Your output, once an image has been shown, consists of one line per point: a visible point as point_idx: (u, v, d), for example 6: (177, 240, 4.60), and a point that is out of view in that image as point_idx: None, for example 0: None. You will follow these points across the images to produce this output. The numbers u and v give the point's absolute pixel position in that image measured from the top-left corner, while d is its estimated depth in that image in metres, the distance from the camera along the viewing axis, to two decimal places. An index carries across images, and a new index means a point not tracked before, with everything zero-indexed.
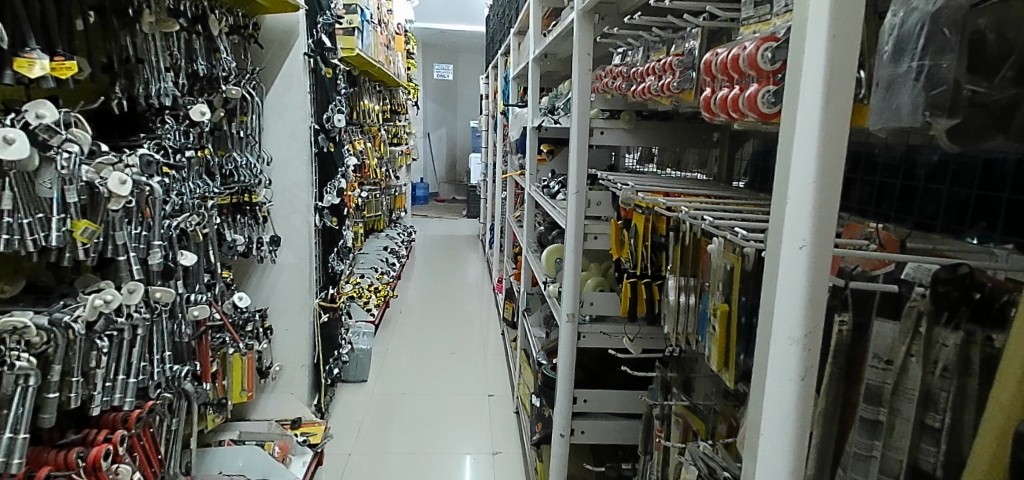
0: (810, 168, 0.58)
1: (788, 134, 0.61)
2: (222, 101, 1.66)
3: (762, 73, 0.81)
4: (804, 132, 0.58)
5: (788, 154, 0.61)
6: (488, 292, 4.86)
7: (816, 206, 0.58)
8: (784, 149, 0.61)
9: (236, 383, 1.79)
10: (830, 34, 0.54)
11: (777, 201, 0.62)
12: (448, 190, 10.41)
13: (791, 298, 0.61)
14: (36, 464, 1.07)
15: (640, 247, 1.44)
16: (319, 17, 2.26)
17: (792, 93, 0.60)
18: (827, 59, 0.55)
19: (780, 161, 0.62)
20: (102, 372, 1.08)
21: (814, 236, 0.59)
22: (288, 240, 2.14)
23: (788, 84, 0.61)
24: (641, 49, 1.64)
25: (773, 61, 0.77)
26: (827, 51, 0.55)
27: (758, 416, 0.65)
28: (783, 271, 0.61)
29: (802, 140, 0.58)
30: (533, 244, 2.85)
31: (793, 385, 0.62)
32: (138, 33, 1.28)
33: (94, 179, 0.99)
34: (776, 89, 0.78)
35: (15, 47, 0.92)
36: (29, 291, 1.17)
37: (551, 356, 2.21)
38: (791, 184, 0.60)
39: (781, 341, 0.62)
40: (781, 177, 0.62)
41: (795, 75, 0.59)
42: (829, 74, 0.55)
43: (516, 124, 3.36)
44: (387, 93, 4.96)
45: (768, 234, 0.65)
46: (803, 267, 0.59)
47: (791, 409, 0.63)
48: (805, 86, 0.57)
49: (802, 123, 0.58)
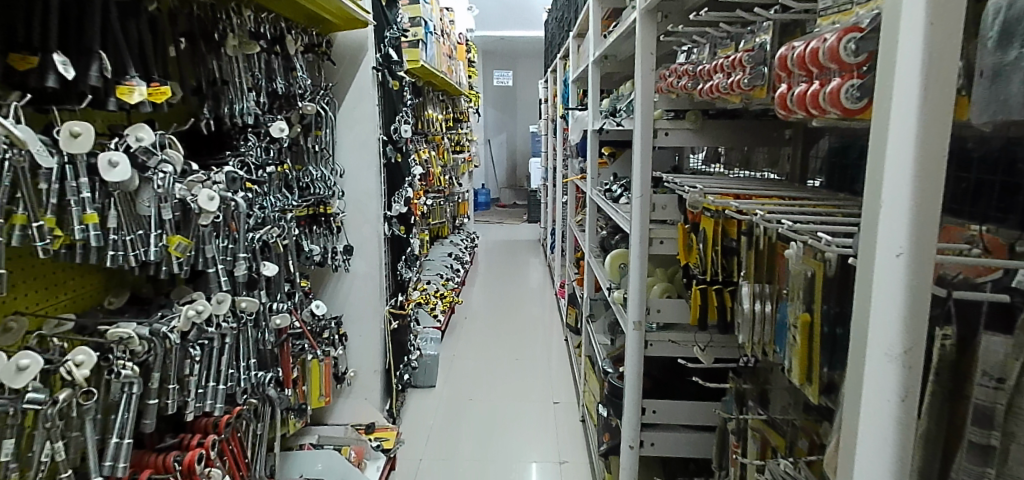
0: (907, 167, 0.52)
1: (882, 130, 0.56)
2: (299, 118, 1.73)
3: (844, 68, 0.76)
4: (900, 131, 0.53)
5: (882, 152, 0.56)
6: (551, 297, 4.83)
7: (914, 209, 0.52)
8: (876, 148, 0.56)
9: (314, 389, 1.83)
10: (928, 21, 0.49)
11: (871, 205, 0.57)
12: (509, 196, 10.48)
13: (888, 313, 0.55)
14: (139, 466, 1.14)
15: (709, 252, 1.37)
16: (386, 32, 2.30)
17: (886, 86, 0.55)
18: (925, 49, 0.50)
19: (872, 162, 0.57)
20: (195, 379, 1.14)
21: (913, 242, 0.53)
22: (360, 249, 2.20)
23: (878, 78, 0.56)
24: (708, 45, 1.58)
25: (856, 54, 0.73)
26: (924, 41, 0.50)
27: (852, 440, 0.60)
28: (877, 281, 0.56)
29: (896, 137, 0.53)
30: (596, 250, 2.80)
31: (893, 405, 0.56)
32: (223, 56, 1.35)
33: (186, 196, 1.05)
34: (861, 83, 0.73)
35: (117, 75, 0.97)
36: (132, 302, 1.26)
37: (617, 364, 2.16)
38: (885, 184, 0.55)
39: (877, 356, 0.56)
40: (873, 179, 0.57)
41: (888, 66, 0.54)
42: (927, 65, 0.50)
43: (576, 127, 3.32)
44: (449, 102, 5.04)
45: (860, 242, 0.60)
46: (902, 275, 0.54)
47: (890, 433, 0.57)
48: (900, 80, 0.53)
49: (896, 119, 0.53)
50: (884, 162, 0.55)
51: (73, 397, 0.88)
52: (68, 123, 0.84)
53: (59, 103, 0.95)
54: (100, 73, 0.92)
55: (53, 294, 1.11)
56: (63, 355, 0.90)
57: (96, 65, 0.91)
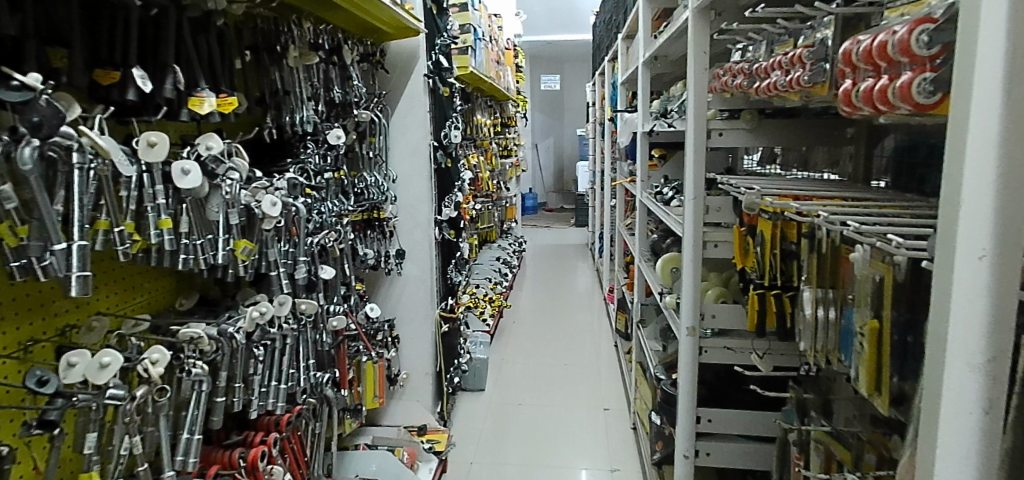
0: (990, 164, 0.48)
1: (961, 125, 0.52)
2: (354, 125, 1.79)
3: (916, 60, 0.71)
4: (981, 125, 0.49)
5: (961, 148, 0.52)
6: (600, 302, 4.78)
7: (999, 208, 0.48)
8: (956, 144, 0.52)
9: (368, 391, 1.86)
10: (1011, 7, 0.46)
11: (950, 204, 0.53)
12: (556, 200, 10.44)
13: (969, 319, 0.51)
14: (207, 462, 1.19)
15: (767, 256, 1.31)
16: (437, 39, 2.33)
17: (964, 78, 0.51)
18: (1007, 37, 0.46)
19: (950, 158, 0.54)
20: (258, 378, 1.18)
21: (997, 244, 0.49)
22: (411, 253, 2.23)
23: (955, 69, 0.52)
24: (764, 42, 1.53)
25: (929, 46, 0.68)
26: (1007, 28, 0.46)
27: (930, 455, 0.56)
28: (957, 285, 0.52)
29: (976, 132, 0.49)
30: (646, 253, 2.75)
31: (976, 419, 0.51)
32: (285, 67, 1.39)
33: (252, 202, 1.09)
34: (934, 76, 0.68)
35: (190, 88, 1.02)
36: (201, 303, 1.33)
37: (670, 370, 2.11)
38: (965, 182, 0.51)
39: (958, 365, 0.52)
40: (953, 176, 0.53)
41: (966, 57, 0.51)
42: (1011, 53, 0.46)
43: (625, 129, 3.28)
44: (498, 107, 5.08)
45: (938, 244, 0.56)
46: (985, 280, 0.50)
47: (973, 449, 0.52)
48: (980, 72, 0.49)
49: (976, 113, 0.49)
50: (964, 159, 0.51)
51: (149, 394, 0.92)
52: (145, 134, 0.88)
53: (137, 115, 0.98)
54: (174, 86, 0.97)
55: (130, 296, 1.17)
56: (140, 354, 0.95)
57: (171, 78, 0.96)
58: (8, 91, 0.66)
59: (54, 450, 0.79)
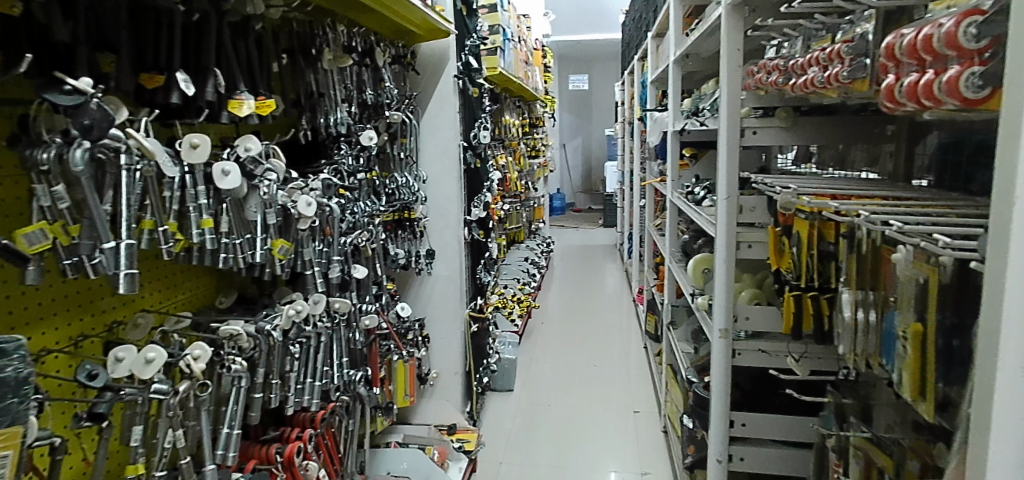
0: None
1: (1014, 118, 0.49)
2: (386, 126, 1.81)
3: (964, 54, 0.68)
4: None
5: (1016, 142, 0.49)
6: (629, 304, 4.73)
7: None
8: (1009, 139, 0.50)
9: (399, 389, 1.88)
10: None
11: (1003, 201, 0.51)
12: (585, 200, 10.38)
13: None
14: (246, 457, 1.23)
15: (803, 257, 1.27)
16: (467, 40, 2.34)
17: (1017, 69, 0.49)
18: None
19: (1003, 153, 0.51)
20: (294, 375, 1.20)
21: None
22: (442, 253, 2.24)
23: (1008, 60, 0.50)
24: (800, 38, 1.49)
25: (978, 40, 0.64)
26: None
27: (982, 463, 0.54)
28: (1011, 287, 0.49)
29: None
30: (677, 254, 2.71)
31: None
32: (320, 69, 1.42)
33: (288, 202, 1.11)
34: (983, 70, 0.65)
35: (230, 91, 1.05)
36: (240, 301, 1.36)
37: (702, 373, 2.07)
38: (1019, 178, 0.49)
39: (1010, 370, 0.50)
40: (1005, 172, 0.51)
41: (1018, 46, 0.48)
42: None
43: (655, 129, 3.24)
44: (526, 107, 5.08)
45: (989, 242, 0.53)
46: None
47: None
48: None
49: None
50: (1018, 154, 0.49)
51: (191, 389, 0.95)
52: (188, 135, 0.91)
53: (181, 118, 1.02)
54: (215, 88, 0.99)
55: (173, 294, 1.20)
56: (183, 351, 0.97)
57: (212, 81, 0.99)
58: (60, 96, 0.69)
59: (102, 442, 0.82)
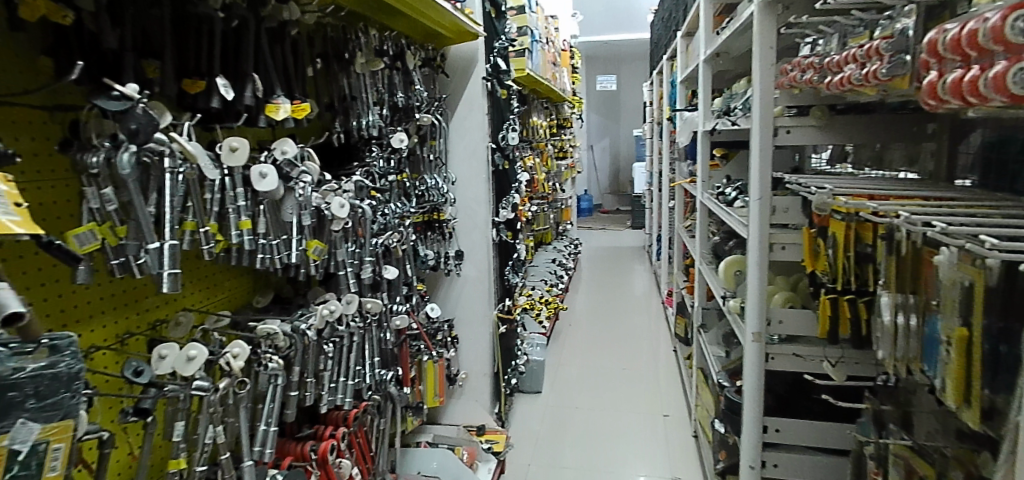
0: None
1: None
2: (416, 128, 1.83)
3: (1010, 50, 0.65)
4: None
5: None
6: (657, 306, 4.68)
7: None
8: None
9: (429, 389, 1.89)
10: None
11: None
12: (612, 201, 10.30)
13: None
14: (283, 453, 1.26)
15: (840, 259, 1.23)
16: (495, 42, 2.35)
17: None
18: None
19: None
20: (328, 374, 1.22)
21: None
22: (470, 255, 2.25)
23: None
24: (836, 35, 1.45)
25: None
26: None
27: None
28: None
29: None
30: (707, 256, 2.67)
31: None
32: (353, 73, 1.44)
33: (322, 204, 1.13)
34: None
35: (267, 95, 1.07)
36: (275, 301, 1.39)
37: (734, 377, 2.03)
38: None
39: None
40: None
41: None
42: None
43: (685, 129, 3.20)
44: (553, 109, 5.07)
45: None
46: None
47: None
48: None
49: None
50: None
51: (231, 386, 0.97)
52: (227, 139, 0.93)
53: (221, 122, 1.04)
54: (254, 93, 1.02)
55: (213, 294, 1.24)
56: (222, 349, 1.00)
57: (251, 86, 1.01)
58: (109, 101, 0.73)
59: (147, 436, 0.84)
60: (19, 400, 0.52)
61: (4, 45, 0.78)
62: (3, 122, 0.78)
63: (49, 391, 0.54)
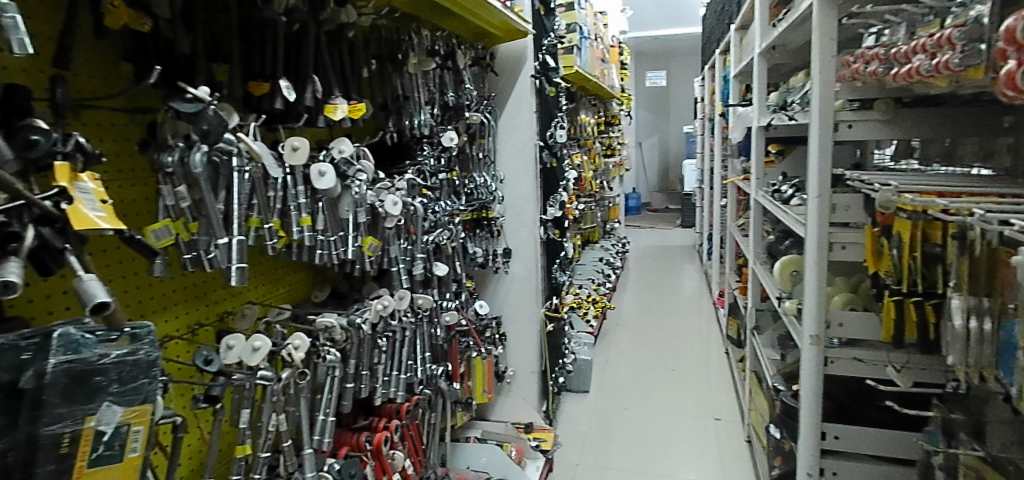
0: None
1: None
2: (465, 127, 1.85)
3: None
4: None
5: None
6: (708, 307, 4.56)
7: None
8: None
9: (478, 385, 1.91)
10: None
11: None
12: (661, 200, 10.09)
13: None
14: (340, 443, 1.30)
15: (905, 260, 1.17)
16: (544, 40, 2.34)
17: None
18: None
19: None
20: (382, 367, 1.25)
21: None
22: (518, 253, 2.25)
23: None
24: (903, 25, 1.38)
25: None
26: None
27: None
28: None
29: None
30: (762, 256, 2.58)
31: None
32: (405, 73, 1.47)
33: (377, 202, 1.16)
34: None
35: (326, 97, 1.11)
36: (331, 296, 1.44)
37: (790, 381, 1.96)
38: None
39: None
40: None
41: None
42: None
43: (739, 125, 3.10)
44: (601, 106, 5.02)
45: None
46: None
47: None
48: None
49: None
50: None
51: (292, 376, 1.00)
52: (290, 139, 0.96)
53: (283, 123, 1.07)
54: (314, 95, 1.05)
55: (276, 287, 1.29)
56: (284, 341, 1.04)
57: (310, 88, 1.04)
58: (184, 104, 0.77)
59: (217, 422, 0.88)
60: (104, 384, 0.56)
61: (93, 52, 0.84)
62: (90, 124, 0.84)
63: (130, 377, 0.59)
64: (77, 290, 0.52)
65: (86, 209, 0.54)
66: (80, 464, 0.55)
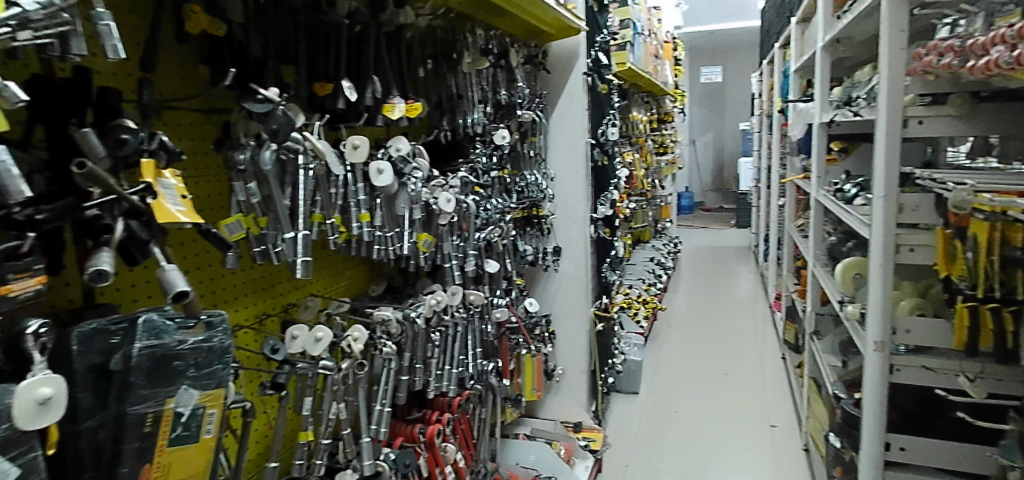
0: None
1: None
2: (517, 125, 1.86)
3: None
4: None
5: None
6: (764, 310, 4.41)
7: None
8: None
9: (528, 383, 1.91)
10: None
11: None
12: (715, 199, 9.79)
13: None
14: (395, 434, 1.34)
15: (981, 264, 1.10)
16: (597, 36, 2.32)
17: None
18: None
19: None
20: (436, 361, 1.28)
21: None
22: (568, 251, 2.25)
23: None
24: (982, 14, 1.29)
25: None
26: None
27: None
28: None
29: None
30: (823, 257, 2.48)
31: None
32: (460, 72, 1.49)
33: (431, 199, 1.19)
34: None
35: (384, 96, 1.13)
36: (388, 290, 1.47)
37: (852, 389, 1.87)
38: None
39: None
40: None
41: None
42: None
43: (799, 121, 2.99)
44: (654, 103, 4.92)
45: None
46: None
47: None
48: None
49: None
50: None
51: (351, 366, 1.04)
52: (349, 137, 0.99)
53: (344, 122, 1.10)
54: (374, 94, 1.08)
55: (336, 281, 1.34)
56: (344, 332, 1.08)
57: (371, 87, 1.07)
58: (254, 104, 0.81)
59: (282, 408, 0.92)
60: (182, 368, 0.60)
61: (173, 57, 0.89)
62: (171, 124, 0.89)
63: (206, 362, 0.62)
64: (159, 279, 0.57)
65: (168, 203, 0.58)
66: (161, 443, 0.59)
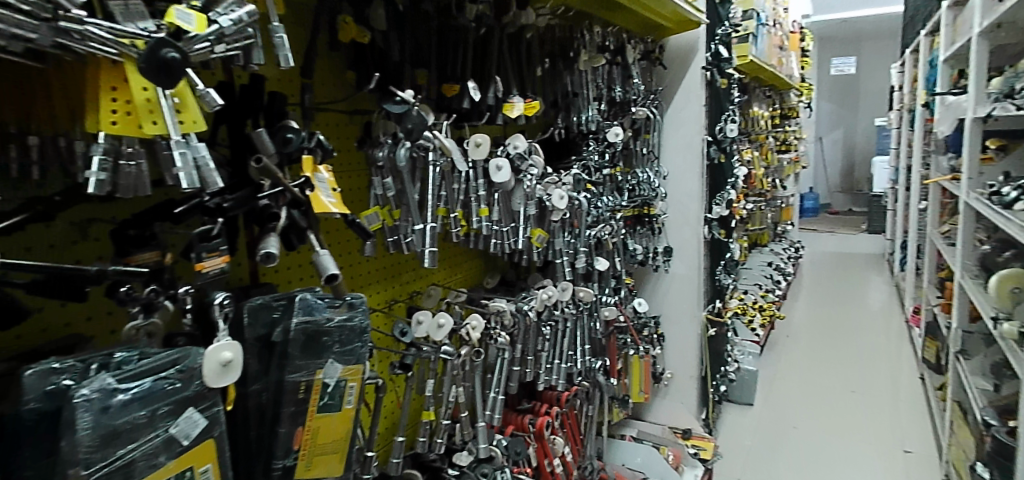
0: None
1: None
2: (631, 122, 1.83)
3: None
4: None
5: None
6: (899, 325, 3.98)
7: None
8: None
9: (635, 384, 1.88)
10: None
11: None
12: (843, 201, 8.98)
13: None
14: (507, 422, 1.38)
15: None
16: (718, 29, 2.23)
17: None
18: None
19: None
20: (545, 354, 1.31)
21: None
22: (680, 251, 2.18)
23: None
24: None
25: None
26: None
27: None
28: None
29: None
30: (974, 268, 2.20)
31: None
32: (575, 70, 1.51)
33: (544, 196, 1.21)
34: None
35: (505, 95, 1.18)
36: (501, 283, 1.52)
37: (1006, 417, 1.65)
38: None
39: None
40: None
41: None
42: None
43: (948, 116, 2.67)
44: (777, 97, 4.61)
45: None
46: None
47: None
48: None
49: None
50: None
51: (469, 354, 1.09)
52: (474, 135, 1.03)
53: (468, 121, 1.16)
54: (495, 93, 1.13)
55: (454, 272, 1.40)
56: (463, 320, 1.13)
57: (493, 87, 1.12)
58: (394, 105, 0.88)
59: (408, 388, 0.99)
60: (330, 344, 0.67)
61: (325, 63, 0.99)
62: (324, 125, 0.99)
63: (349, 339, 0.68)
64: (314, 262, 0.63)
65: (323, 197, 0.65)
66: (312, 409, 0.66)
